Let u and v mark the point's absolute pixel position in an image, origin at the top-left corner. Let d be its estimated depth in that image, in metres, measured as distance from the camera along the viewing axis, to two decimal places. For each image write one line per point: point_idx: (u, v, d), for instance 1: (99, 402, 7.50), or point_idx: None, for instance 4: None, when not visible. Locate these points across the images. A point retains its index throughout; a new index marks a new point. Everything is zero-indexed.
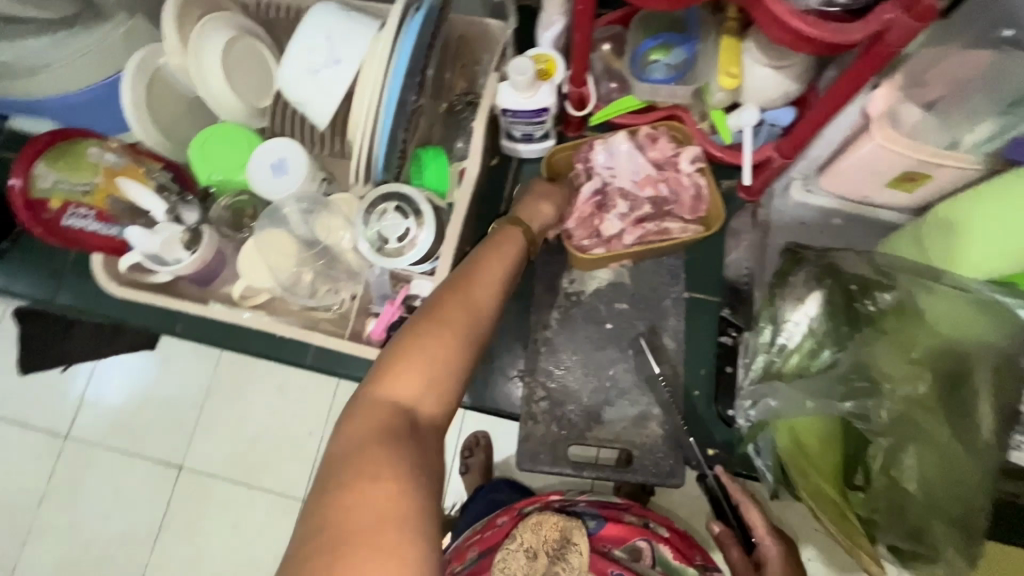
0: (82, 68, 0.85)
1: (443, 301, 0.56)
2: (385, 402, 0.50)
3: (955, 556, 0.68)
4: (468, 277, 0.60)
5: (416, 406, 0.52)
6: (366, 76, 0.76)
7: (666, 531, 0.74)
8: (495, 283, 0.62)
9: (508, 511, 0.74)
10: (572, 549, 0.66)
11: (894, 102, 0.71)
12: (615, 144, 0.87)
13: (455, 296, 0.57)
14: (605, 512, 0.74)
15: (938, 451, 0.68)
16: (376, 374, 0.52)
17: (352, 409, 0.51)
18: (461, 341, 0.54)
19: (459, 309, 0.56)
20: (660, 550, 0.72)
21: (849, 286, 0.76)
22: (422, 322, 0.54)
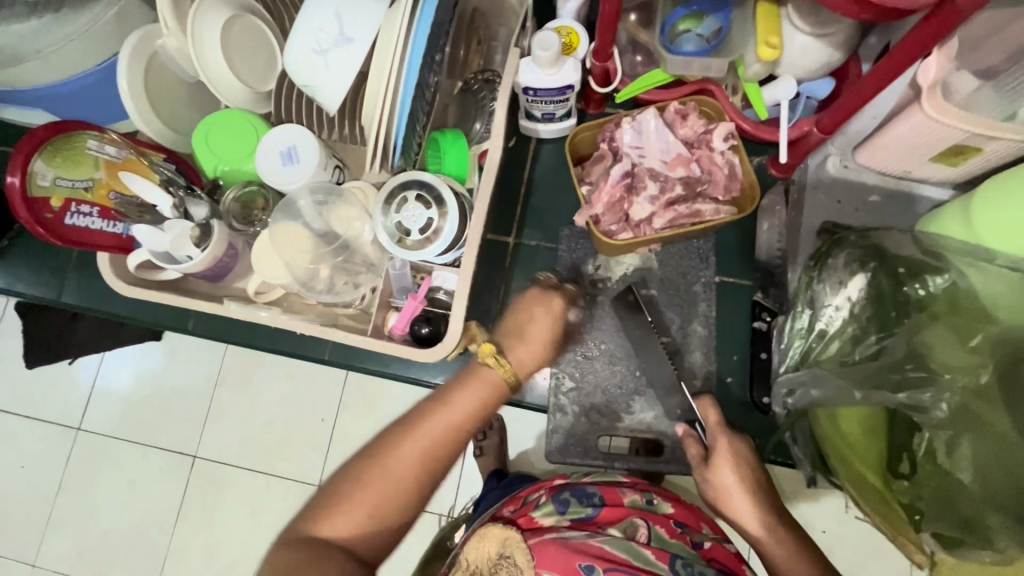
0: (74, 53, 0.79)
1: (399, 432, 0.60)
2: (319, 538, 0.56)
3: (1010, 546, 0.64)
4: (432, 409, 0.62)
5: (351, 544, 0.57)
6: (382, 57, 0.71)
7: (671, 507, 0.70)
8: (453, 427, 0.61)
9: (515, 500, 0.72)
10: (508, 563, 0.62)
11: (947, 72, 0.67)
12: (643, 122, 0.83)
13: (403, 444, 0.60)
14: (605, 493, 0.70)
15: (996, 442, 0.65)
16: (324, 501, 0.59)
17: (301, 527, 0.58)
18: (411, 472, 0.59)
19: (413, 445, 0.60)
20: (657, 530, 0.66)
21: (897, 268, 0.73)
22: (377, 449, 0.60)
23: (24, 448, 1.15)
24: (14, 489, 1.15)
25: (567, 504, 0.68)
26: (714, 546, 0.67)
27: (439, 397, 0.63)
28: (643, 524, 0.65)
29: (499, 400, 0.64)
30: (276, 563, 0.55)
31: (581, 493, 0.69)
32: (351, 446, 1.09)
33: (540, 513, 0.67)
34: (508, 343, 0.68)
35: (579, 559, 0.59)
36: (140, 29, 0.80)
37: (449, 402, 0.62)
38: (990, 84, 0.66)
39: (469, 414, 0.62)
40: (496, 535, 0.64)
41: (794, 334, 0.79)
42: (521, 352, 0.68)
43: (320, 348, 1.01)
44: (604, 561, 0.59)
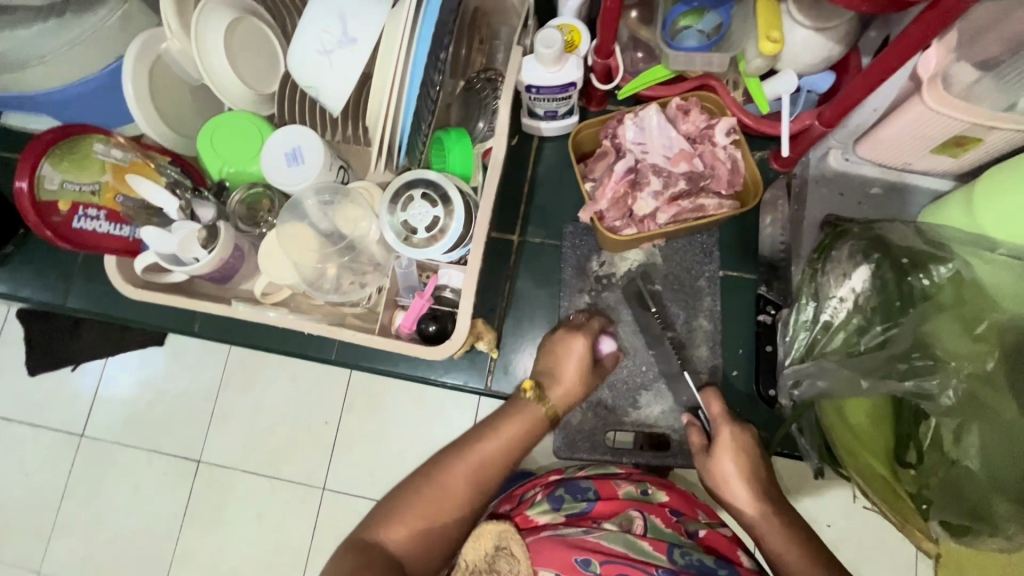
0: (78, 57, 0.80)
1: (458, 452, 0.66)
2: (381, 546, 0.60)
3: (1012, 528, 0.66)
4: (488, 433, 0.68)
5: (408, 555, 0.61)
6: (386, 57, 0.72)
7: (665, 496, 0.71)
8: (502, 455, 0.67)
9: (511, 499, 0.74)
10: (506, 557, 0.60)
11: (947, 64, 0.68)
12: (645, 118, 0.83)
13: (459, 465, 0.65)
14: (600, 486, 0.71)
15: (1005, 429, 0.66)
16: (384, 513, 0.62)
17: (362, 536, 0.61)
18: (469, 490, 0.64)
19: (471, 465, 0.65)
20: (653, 520, 0.67)
21: (900, 260, 0.74)
22: (439, 468, 0.65)
23: (28, 454, 1.15)
24: (18, 496, 1.15)
25: (562, 500, 0.69)
26: (709, 534, 0.68)
27: (490, 426, 0.69)
28: (639, 515, 0.67)
29: (542, 430, 0.71)
30: (334, 569, 0.58)
31: (575, 489, 0.70)
32: (356, 447, 1.09)
33: (535, 511, 0.68)
34: (548, 381, 0.76)
35: (575, 554, 0.59)
36: (144, 33, 0.80)
37: (505, 427, 0.69)
38: (991, 74, 0.66)
39: (517, 441, 0.68)
40: (492, 530, 0.62)
41: (798, 326, 0.78)
42: (556, 389, 0.75)
43: (327, 349, 1.09)
44: (599, 555, 0.60)
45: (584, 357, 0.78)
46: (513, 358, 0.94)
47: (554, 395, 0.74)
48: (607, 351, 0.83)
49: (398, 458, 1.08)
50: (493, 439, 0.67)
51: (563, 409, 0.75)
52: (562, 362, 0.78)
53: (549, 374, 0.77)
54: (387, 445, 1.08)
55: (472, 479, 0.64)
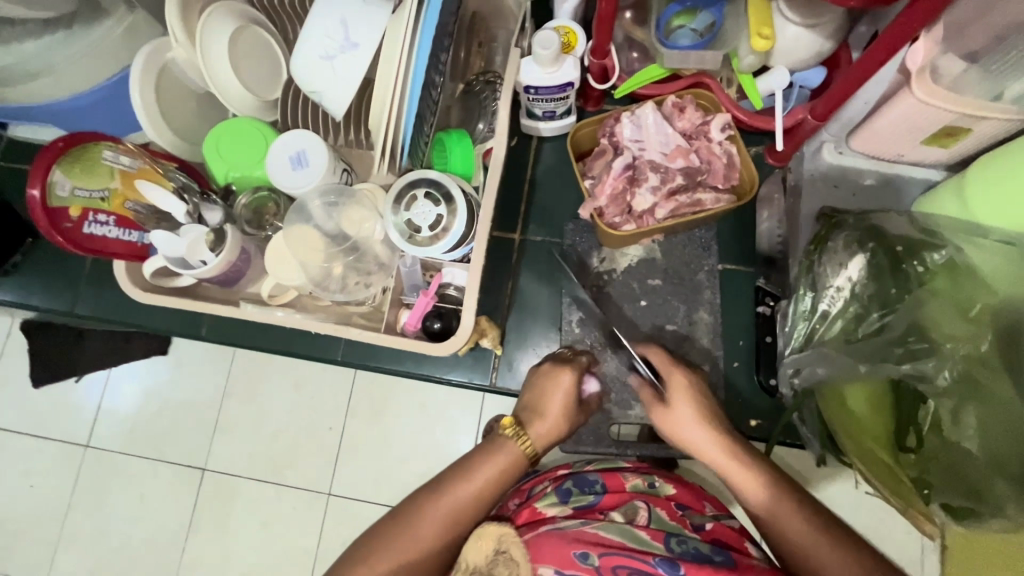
0: (84, 68, 0.81)
1: (428, 497, 0.67)
2: None
3: (1012, 508, 0.67)
4: (459, 477, 0.68)
5: None
6: (387, 61, 0.74)
7: (673, 489, 0.70)
8: (477, 496, 0.67)
9: (521, 493, 0.74)
10: (504, 558, 0.62)
11: (936, 56, 0.70)
12: (642, 116, 0.85)
13: (429, 510, 0.65)
14: (607, 479, 0.71)
15: (1000, 409, 0.68)
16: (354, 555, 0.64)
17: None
18: (435, 537, 0.65)
19: (440, 511, 0.66)
20: (657, 512, 0.67)
21: (895, 248, 0.76)
22: (409, 513, 0.66)
23: (34, 467, 1.16)
24: (25, 509, 1.15)
25: (570, 493, 0.69)
26: (716, 527, 0.67)
27: (464, 468, 0.69)
28: (644, 505, 0.67)
29: (520, 470, 0.71)
30: None
31: (583, 482, 0.71)
32: (362, 450, 1.10)
33: (543, 503, 0.69)
34: (529, 417, 0.76)
35: (574, 547, 0.60)
36: (151, 42, 0.82)
37: (476, 472, 0.68)
38: (977, 65, 0.68)
39: (492, 483, 0.68)
40: (493, 532, 0.64)
41: (798, 316, 0.79)
42: (539, 426, 0.75)
43: (333, 348, 1.09)
44: (598, 547, 0.60)
45: (568, 394, 0.78)
46: (518, 353, 0.95)
47: (536, 432, 0.74)
48: (592, 389, 0.84)
49: (402, 462, 1.09)
50: (464, 484, 0.68)
51: (544, 444, 0.75)
52: (548, 395, 0.78)
53: (534, 410, 0.77)
54: (392, 447, 1.10)
55: (441, 524, 0.65)
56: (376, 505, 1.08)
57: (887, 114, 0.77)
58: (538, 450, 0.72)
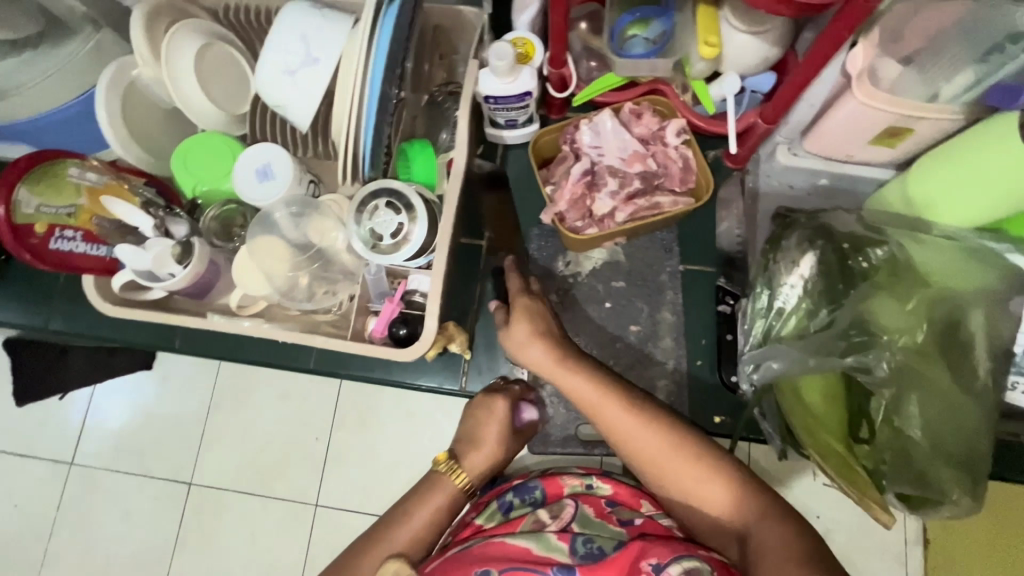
0: (51, 88, 0.83)
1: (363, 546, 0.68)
2: None
3: (956, 493, 0.72)
4: (395, 520, 0.70)
5: None
6: (345, 76, 0.76)
7: (611, 488, 0.73)
8: (417, 535, 0.69)
9: (477, 505, 0.76)
10: None
11: (872, 59, 0.72)
12: (600, 123, 0.87)
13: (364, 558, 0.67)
14: (545, 482, 0.74)
15: (941, 396, 0.72)
16: None
17: None
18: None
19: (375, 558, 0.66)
20: (584, 509, 0.69)
21: (842, 244, 0.78)
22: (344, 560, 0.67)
23: (14, 487, 1.16)
24: (5, 530, 1.15)
25: (509, 504, 0.73)
26: (646, 522, 0.68)
27: (402, 509, 0.71)
28: (570, 504, 0.69)
29: (458, 503, 0.74)
30: None
31: (524, 491, 0.73)
32: (346, 459, 1.12)
33: (482, 519, 0.72)
34: (464, 450, 0.80)
35: (473, 568, 0.61)
36: (118, 60, 0.84)
37: (411, 514, 0.70)
38: (912, 67, 0.71)
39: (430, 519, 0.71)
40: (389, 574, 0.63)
41: (755, 314, 0.82)
42: (474, 457, 0.78)
43: (306, 357, 1.09)
44: (498, 563, 0.61)
45: (500, 422, 0.82)
46: (486, 360, 0.98)
47: (471, 463, 0.78)
48: (528, 418, 0.87)
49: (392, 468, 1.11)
50: (400, 526, 0.69)
51: (482, 475, 0.78)
52: (484, 425, 0.82)
53: (469, 442, 0.80)
54: (379, 457, 1.11)
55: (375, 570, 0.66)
56: (364, 514, 1.10)
57: (832, 116, 0.79)
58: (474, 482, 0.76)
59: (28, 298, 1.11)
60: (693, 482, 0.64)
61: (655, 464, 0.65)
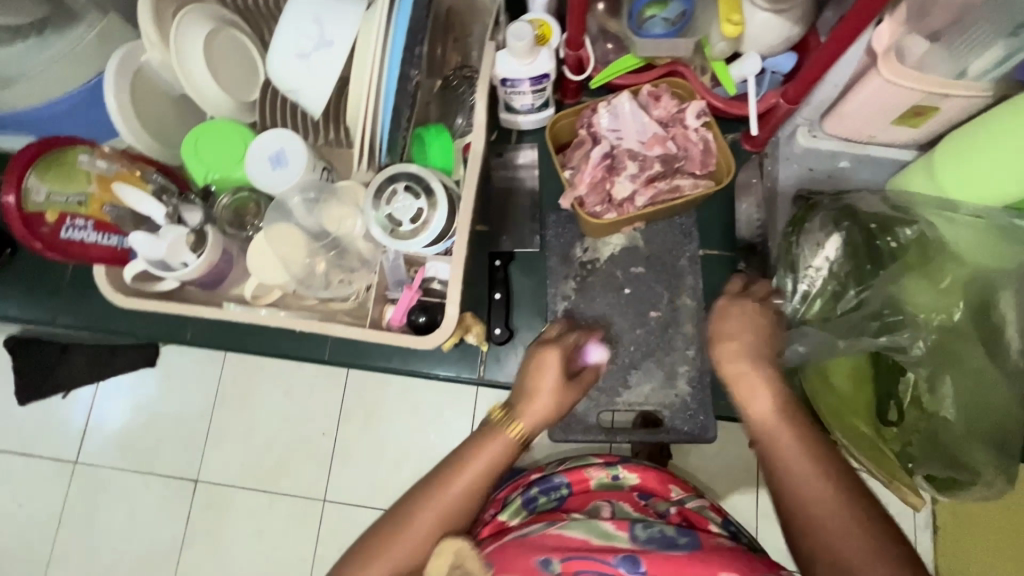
0: (57, 75, 0.80)
1: (414, 501, 0.62)
2: None
3: (992, 475, 0.72)
4: (447, 472, 0.64)
5: None
6: (360, 58, 0.74)
7: (637, 480, 0.79)
8: (468, 487, 0.63)
9: (496, 502, 0.79)
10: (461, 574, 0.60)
11: (900, 36, 0.70)
12: (618, 105, 0.86)
13: (416, 513, 0.61)
14: (572, 476, 0.78)
15: (973, 375, 0.72)
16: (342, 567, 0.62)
17: None
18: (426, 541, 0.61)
19: (427, 515, 0.61)
20: (620, 505, 0.75)
21: (869, 225, 0.78)
22: (395, 517, 0.62)
23: (27, 486, 1.20)
24: (18, 528, 1.20)
25: (535, 500, 0.76)
26: (679, 511, 0.75)
27: (455, 461, 0.64)
28: (607, 504, 0.75)
29: (513, 456, 0.66)
30: None
31: (549, 487, 0.77)
32: (355, 453, 1.17)
33: (506, 514, 0.75)
34: (519, 400, 0.70)
35: (535, 555, 0.63)
36: (126, 46, 0.82)
37: (465, 469, 0.64)
38: (939, 44, 0.70)
39: (482, 472, 0.64)
40: (451, 546, 0.60)
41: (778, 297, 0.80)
42: (530, 408, 0.69)
43: (319, 348, 0.97)
44: (561, 551, 0.64)
45: (555, 373, 0.71)
46: (505, 348, 0.94)
47: (526, 414, 0.68)
48: (594, 358, 0.84)
49: (397, 463, 1.16)
50: (454, 481, 0.63)
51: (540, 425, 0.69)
52: (535, 376, 0.71)
53: (522, 393, 0.70)
54: (387, 451, 1.17)
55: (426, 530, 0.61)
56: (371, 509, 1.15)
57: (854, 97, 0.78)
58: (530, 432, 0.67)
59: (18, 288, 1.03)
60: (850, 545, 0.52)
61: (821, 517, 0.54)
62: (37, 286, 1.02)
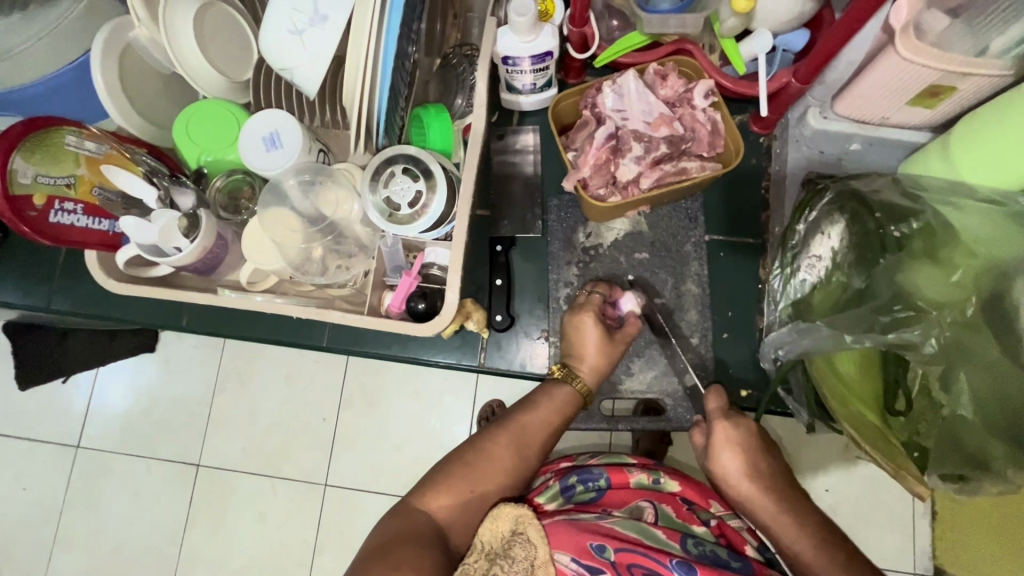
0: (43, 51, 0.77)
1: (496, 431, 0.70)
2: (422, 510, 0.63)
3: (1006, 469, 0.68)
4: (528, 405, 0.74)
5: (447, 524, 0.63)
6: (356, 37, 0.70)
7: (678, 485, 0.76)
8: (542, 430, 0.72)
9: None
10: (522, 540, 0.62)
11: (919, 11, 0.67)
12: (624, 84, 0.83)
13: (500, 434, 0.70)
14: (612, 474, 0.76)
15: (990, 370, 0.69)
16: (418, 489, 0.65)
17: (394, 511, 0.64)
18: (511, 457, 0.69)
19: (507, 437, 0.70)
20: (664, 509, 0.73)
21: (875, 215, 0.76)
22: (479, 438, 0.70)
23: (31, 469, 1.20)
24: (20, 510, 1.20)
25: (572, 489, 0.75)
26: (720, 524, 0.74)
27: (534, 401, 0.74)
28: (649, 505, 0.73)
29: (577, 405, 0.76)
30: (378, 532, 0.62)
31: (587, 477, 0.76)
32: (356, 439, 1.17)
33: (544, 498, 0.75)
34: (570, 358, 0.81)
35: (590, 539, 0.64)
36: (111, 21, 0.78)
37: (536, 411, 0.73)
38: (960, 20, 0.67)
39: (555, 414, 0.74)
40: (509, 513, 0.64)
41: (774, 297, 0.83)
42: (582, 366, 0.79)
43: (318, 334, 0.96)
44: (615, 542, 0.65)
45: (596, 335, 0.79)
46: (506, 335, 0.93)
47: (583, 372, 0.79)
48: (628, 307, 0.85)
49: (399, 451, 1.16)
50: (530, 413, 0.73)
51: (594, 383, 0.80)
52: (582, 342, 0.80)
53: (572, 353, 0.80)
54: (386, 438, 1.16)
55: (507, 449, 0.69)
56: (371, 493, 1.15)
57: (869, 75, 0.75)
58: (590, 387, 0.78)
59: (12, 273, 1.01)
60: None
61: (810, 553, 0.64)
62: (32, 271, 1.01)
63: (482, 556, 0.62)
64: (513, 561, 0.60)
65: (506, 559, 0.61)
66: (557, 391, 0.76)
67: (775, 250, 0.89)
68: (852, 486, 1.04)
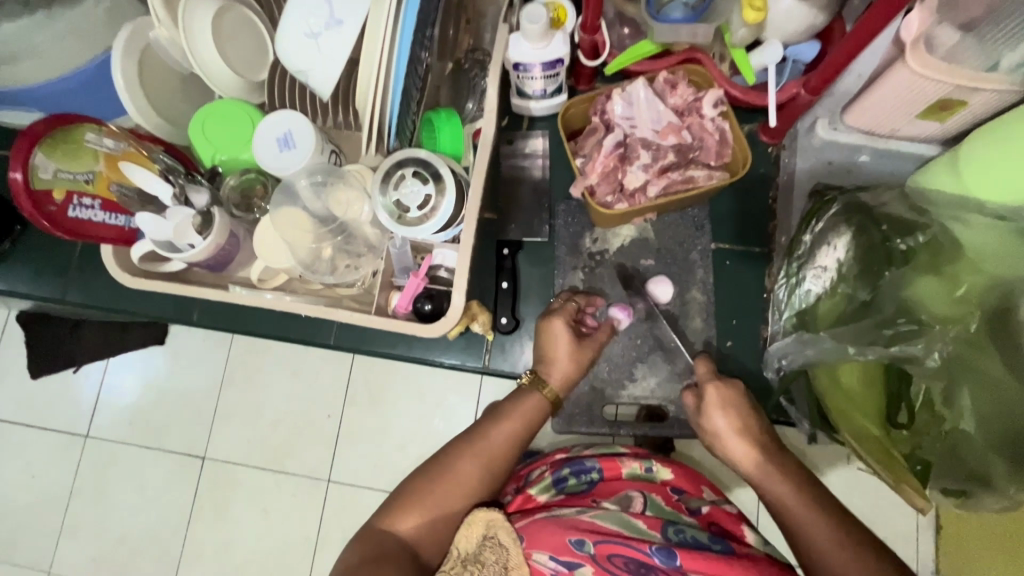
0: (68, 50, 0.79)
1: (462, 448, 0.69)
2: (392, 533, 0.63)
3: (1007, 485, 0.68)
4: (496, 418, 0.72)
5: (417, 542, 0.64)
6: (369, 40, 0.71)
7: (670, 473, 0.76)
8: (509, 444, 0.70)
9: (519, 479, 0.80)
10: (494, 544, 0.63)
11: (929, 25, 0.67)
12: (633, 92, 0.84)
13: (466, 451, 0.68)
14: (604, 464, 0.76)
15: (992, 388, 0.68)
16: (385, 509, 0.65)
17: (363, 534, 0.64)
18: (478, 476, 0.67)
19: (474, 455, 0.68)
20: (653, 497, 0.73)
21: (882, 226, 0.77)
22: (444, 458, 0.68)
23: (40, 457, 1.23)
24: (30, 498, 1.22)
25: (565, 481, 0.75)
26: (713, 511, 0.73)
27: (501, 415, 0.72)
28: (639, 495, 0.73)
29: (546, 414, 0.75)
30: (348, 558, 0.62)
31: (580, 469, 0.76)
32: (360, 435, 1.18)
33: (535, 490, 0.75)
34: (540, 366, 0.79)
35: (569, 534, 0.64)
36: (134, 22, 0.81)
37: (502, 426, 0.71)
38: (971, 35, 0.67)
39: (522, 426, 0.72)
40: (481, 518, 0.64)
41: (778, 308, 0.83)
42: (565, 368, 0.78)
43: (325, 332, 0.97)
44: (593, 534, 0.65)
45: (568, 339, 0.78)
46: (510, 337, 0.94)
47: (552, 380, 0.77)
48: (617, 316, 0.86)
49: (402, 448, 1.17)
50: (496, 429, 0.71)
51: (564, 391, 0.78)
52: (550, 347, 0.78)
53: (544, 357, 0.79)
54: (389, 436, 1.17)
55: (473, 466, 0.67)
56: (373, 491, 1.16)
57: (878, 88, 0.75)
58: (558, 394, 0.76)
59: (28, 266, 1.03)
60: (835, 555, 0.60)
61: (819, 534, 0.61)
62: (48, 263, 1.03)
63: (457, 563, 0.63)
64: (484, 566, 0.62)
65: (476, 565, 0.62)
66: (527, 403, 0.74)
67: (781, 259, 0.89)
68: (857, 499, 1.03)
